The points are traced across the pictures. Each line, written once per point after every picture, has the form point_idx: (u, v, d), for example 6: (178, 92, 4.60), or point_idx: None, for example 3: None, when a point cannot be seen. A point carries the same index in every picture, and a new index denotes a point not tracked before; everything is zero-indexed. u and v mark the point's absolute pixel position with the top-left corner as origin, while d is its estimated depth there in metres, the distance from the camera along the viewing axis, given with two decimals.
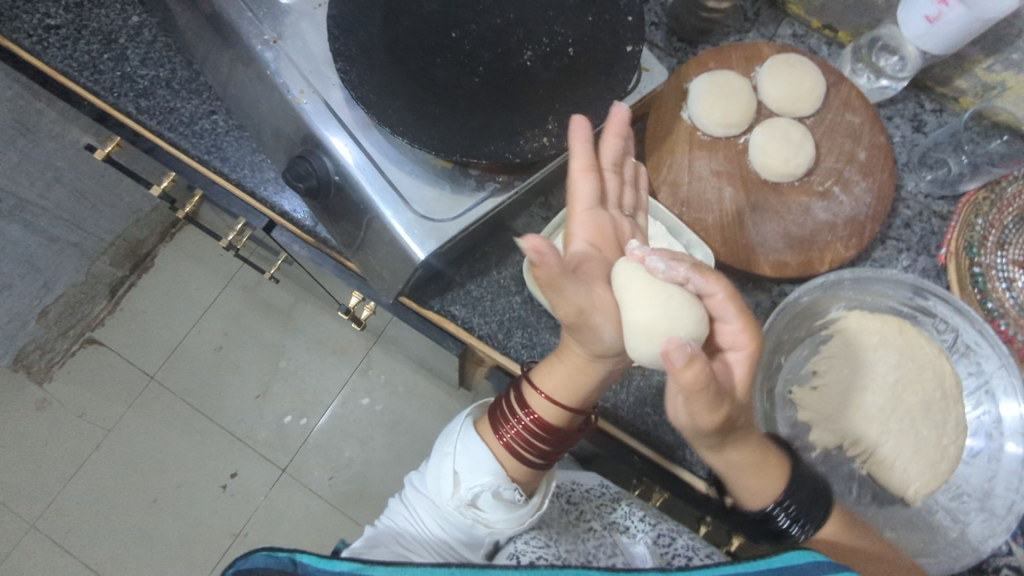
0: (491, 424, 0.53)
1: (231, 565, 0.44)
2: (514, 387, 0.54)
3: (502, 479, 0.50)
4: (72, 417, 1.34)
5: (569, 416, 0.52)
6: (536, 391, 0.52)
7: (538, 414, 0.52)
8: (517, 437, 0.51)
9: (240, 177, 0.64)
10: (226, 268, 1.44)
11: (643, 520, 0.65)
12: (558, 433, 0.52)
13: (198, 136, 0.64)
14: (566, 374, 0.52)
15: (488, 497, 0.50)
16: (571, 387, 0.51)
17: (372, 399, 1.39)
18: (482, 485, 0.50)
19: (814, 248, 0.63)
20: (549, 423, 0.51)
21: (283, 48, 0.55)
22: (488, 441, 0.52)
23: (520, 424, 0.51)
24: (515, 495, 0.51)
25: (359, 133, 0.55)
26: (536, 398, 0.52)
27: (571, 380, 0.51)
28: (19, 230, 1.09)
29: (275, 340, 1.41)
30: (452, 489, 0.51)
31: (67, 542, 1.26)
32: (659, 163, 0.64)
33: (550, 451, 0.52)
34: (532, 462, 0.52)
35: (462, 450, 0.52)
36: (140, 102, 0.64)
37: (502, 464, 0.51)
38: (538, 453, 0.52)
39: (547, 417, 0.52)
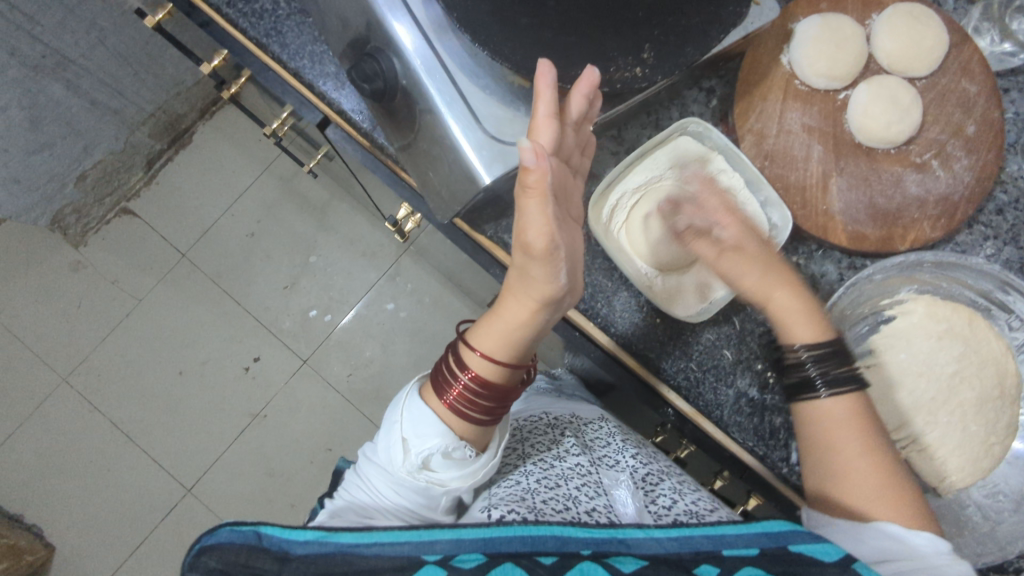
0: (434, 390, 0.53)
1: (195, 541, 0.41)
2: (451, 350, 0.54)
3: (450, 440, 0.50)
4: (104, 283, 1.36)
5: (507, 371, 0.53)
6: (472, 351, 0.53)
7: (476, 372, 0.52)
8: (462, 399, 0.52)
9: (298, 68, 0.60)
10: (264, 155, 1.40)
11: (633, 458, 0.64)
12: (499, 389, 0.52)
13: (257, 16, 0.59)
14: (508, 318, 0.53)
15: (438, 458, 0.50)
16: (510, 340, 0.53)
17: (396, 305, 1.40)
18: (430, 448, 0.50)
19: (897, 224, 0.58)
20: (488, 380, 0.52)
21: None
22: (432, 405, 0.52)
23: (461, 386, 0.52)
24: (464, 451, 0.51)
25: (432, 35, 0.50)
26: (473, 357, 0.53)
27: (506, 333, 0.53)
28: (61, 89, 1.06)
29: (307, 235, 1.40)
30: (402, 456, 0.50)
31: (96, 400, 1.32)
32: (747, 110, 0.59)
33: (496, 407, 0.53)
34: (479, 420, 0.52)
35: (405, 417, 0.51)
36: None
37: (449, 425, 0.51)
38: (483, 409, 0.52)
39: (487, 373, 0.53)
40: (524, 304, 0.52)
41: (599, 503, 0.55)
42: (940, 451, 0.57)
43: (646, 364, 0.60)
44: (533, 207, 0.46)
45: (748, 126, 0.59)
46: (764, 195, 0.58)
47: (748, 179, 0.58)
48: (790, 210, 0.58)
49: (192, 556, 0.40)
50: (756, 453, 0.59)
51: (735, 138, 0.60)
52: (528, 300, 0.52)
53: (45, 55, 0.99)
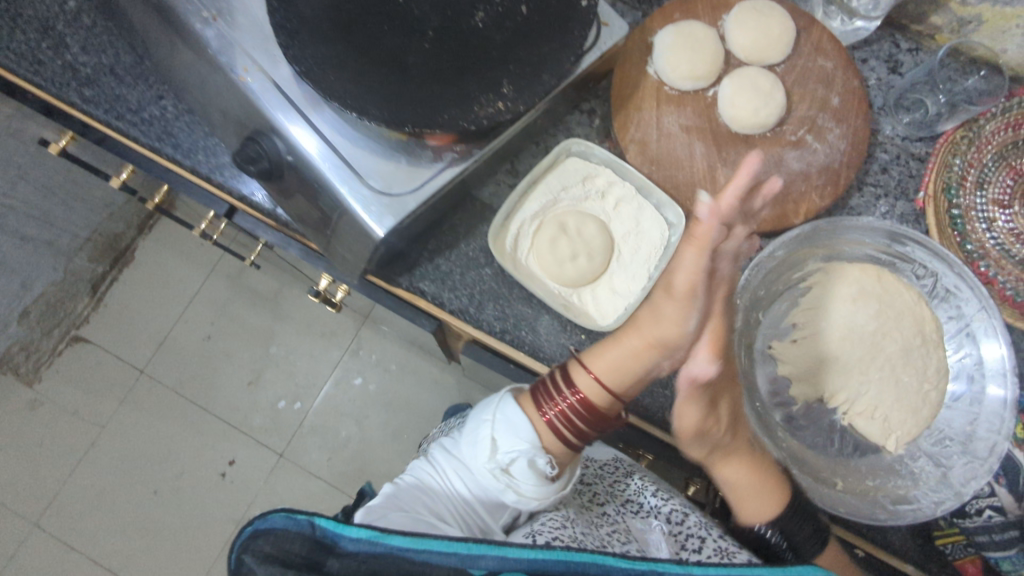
0: (535, 400, 0.55)
1: (247, 524, 0.45)
2: (560, 366, 0.57)
3: (538, 449, 0.52)
4: (65, 416, 1.33)
5: (610, 400, 0.55)
6: (583, 369, 0.55)
7: (583, 393, 0.54)
8: (560, 415, 0.54)
9: (194, 164, 0.61)
10: (208, 257, 1.41)
11: (654, 497, 0.66)
12: (600, 414, 0.54)
13: (148, 123, 0.61)
14: (625, 349, 0.56)
15: (522, 463, 0.52)
16: (622, 370, 0.56)
17: (365, 379, 1.39)
18: (518, 450, 0.52)
19: (788, 201, 0.61)
20: (592, 403, 0.54)
21: (224, 24, 0.52)
22: (532, 416, 0.54)
23: (565, 402, 0.54)
24: (548, 466, 0.53)
25: (308, 110, 0.52)
26: (582, 376, 0.55)
27: (622, 362, 0.56)
28: None
29: (263, 327, 1.40)
30: (488, 453, 0.53)
31: (72, 538, 1.28)
32: (625, 122, 0.62)
33: (587, 432, 0.55)
34: (571, 442, 0.54)
35: (501, 418, 0.54)
36: (84, 91, 0.61)
37: (540, 436, 0.54)
38: (576, 430, 0.54)
39: (593, 397, 0.54)
40: (641, 343, 0.55)
41: (631, 546, 0.58)
42: (881, 410, 0.57)
43: None
44: (691, 252, 0.52)
45: (629, 137, 0.62)
46: (656, 198, 0.60)
47: (638, 185, 0.60)
48: (685, 206, 0.61)
49: (246, 538, 0.43)
50: None
51: (621, 150, 0.63)
52: (646, 334, 0.55)
53: None
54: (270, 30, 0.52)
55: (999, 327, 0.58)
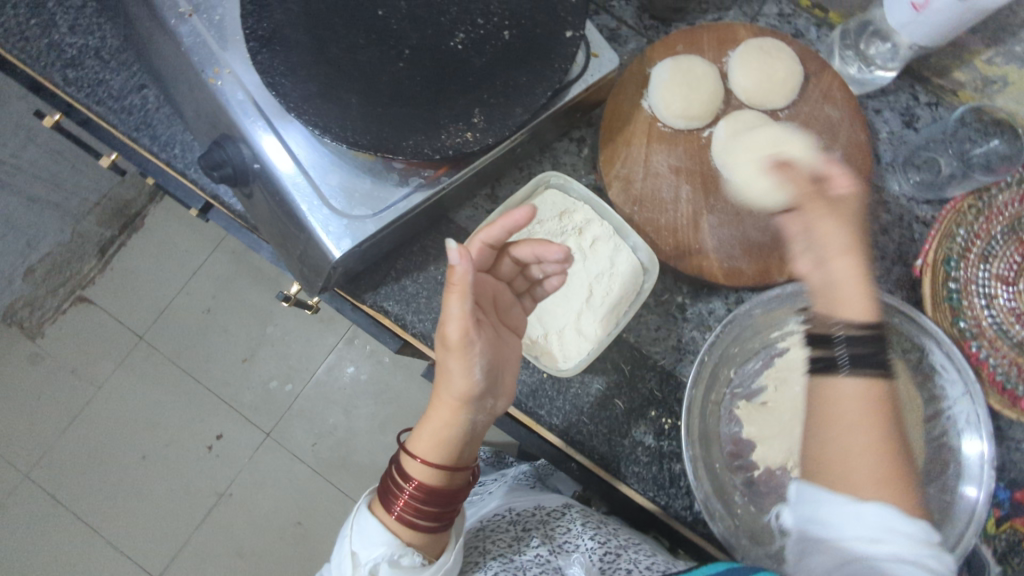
0: (381, 501, 0.50)
1: None
2: (393, 461, 0.52)
3: (397, 547, 0.47)
4: (63, 374, 1.36)
5: (448, 472, 0.51)
6: (411, 458, 0.51)
7: (418, 479, 0.50)
8: (408, 508, 0.49)
9: (170, 157, 0.61)
10: (215, 230, 1.42)
11: (591, 539, 0.57)
12: (444, 492, 0.50)
13: (127, 112, 0.61)
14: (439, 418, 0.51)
15: (386, 568, 0.46)
16: (445, 441, 0.51)
17: (357, 368, 1.39)
18: (376, 556, 0.46)
19: (773, 255, 0.58)
20: (432, 484, 0.50)
21: (201, 22, 0.51)
22: (380, 517, 0.49)
23: (405, 495, 0.49)
24: (412, 558, 0.47)
25: (276, 120, 0.51)
26: (413, 464, 0.51)
27: (441, 434, 0.51)
28: None
29: (263, 305, 1.41)
30: (349, 570, 0.47)
31: (59, 493, 1.31)
32: (612, 156, 0.59)
33: (442, 512, 0.50)
34: (427, 528, 0.49)
35: (354, 529, 0.49)
36: (69, 72, 0.61)
37: (396, 534, 0.48)
38: (428, 516, 0.49)
39: (431, 481, 0.50)
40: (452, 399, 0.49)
41: None
42: None
43: (538, 422, 0.58)
44: (452, 300, 0.46)
45: (614, 172, 0.59)
46: (633, 241, 0.58)
47: (616, 227, 0.58)
48: (661, 252, 0.58)
49: None
50: (659, 504, 0.57)
51: (604, 185, 0.60)
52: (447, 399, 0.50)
53: None
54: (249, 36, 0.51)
55: (982, 417, 0.54)
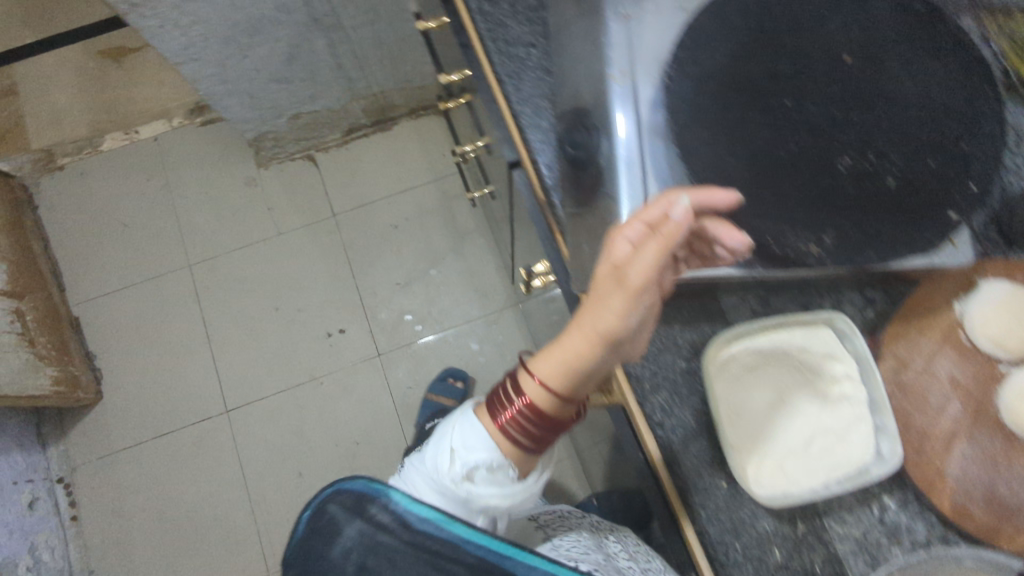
0: (489, 408, 0.54)
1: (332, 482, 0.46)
2: (510, 374, 0.53)
3: (496, 458, 0.53)
4: (262, 207, 1.50)
5: (561, 405, 0.51)
6: (530, 377, 0.51)
7: (529, 399, 0.51)
8: (511, 423, 0.52)
9: (519, 111, 0.66)
10: (441, 168, 1.53)
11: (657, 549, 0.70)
12: (550, 420, 0.51)
13: (508, 58, 0.67)
14: (568, 347, 0.48)
15: (482, 471, 0.53)
16: (568, 373, 0.49)
17: (480, 348, 1.42)
18: (476, 460, 0.53)
19: (1014, 524, 0.51)
20: (542, 409, 0.51)
21: (629, 24, 0.55)
22: (485, 423, 0.54)
23: (514, 408, 0.52)
24: (507, 472, 0.53)
25: (644, 134, 0.53)
26: (530, 384, 0.51)
27: (566, 363, 0.49)
28: (322, 45, 1.20)
29: (439, 250, 1.48)
30: (447, 465, 0.53)
31: (201, 295, 1.44)
32: (896, 335, 0.57)
33: (541, 437, 0.52)
34: (524, 445, 0.53)
35: (461, 429, 0.54)
36: (484, 6, 0.69)
37: (496, 443, 0.53)
38: (530, 435, 0.52)
39: (541, 404, 0.51)
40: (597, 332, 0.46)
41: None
42: None
43: (691, 518, 0.58)
44: (651, 249, 0.42)
45: (891, 349, 0.57)
46: (884, 422, 0.54)
47: (874, 401, 0.54)
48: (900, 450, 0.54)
49: (328, 492, 0.46)
50: None
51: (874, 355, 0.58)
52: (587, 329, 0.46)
53: (326, 16, 1.13)
54: (668, 51, 0.54)
55: None
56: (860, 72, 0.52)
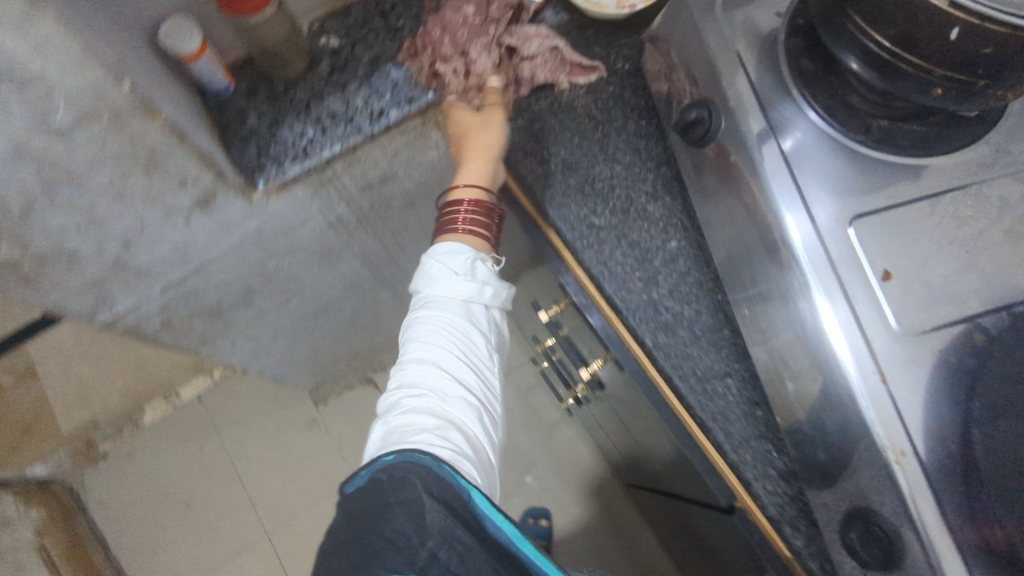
0: (444, 232, 0.71)
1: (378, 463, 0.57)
2: (444, 210, 0.72)
3: (482, 257, 0.69)
4: (330, 446, 1.40)
5: (491, 191, 0.71)
6: (464, 186, 0.69)
7: (469, 200, 0.69)
8: (467, 219, 0.70)
9: (737, 460, 0.59)
10: (509, 360, 1.45)
11: None
12: (486, 202, 0.70)
13: (707, 396, 0.60)
14: (479, 153, 0.68)
15: (481, 269, 0.69)
16: (492, 157, 0.69)
17: (598, 551, 1.34)
18: (475, 260, 0.68)
19: None
20: (482, 198, 0.70)
21: (891, 386, 0.49)
22: (452, 238, 0.70)
23: (462, 212, 0.69)
24: (484, 263, 0.69)
25: (952, 516, 0.47)
26: (464, 190, 0.70)
27: (488, 158, 0.68)
28: (386, 297, 1.12)
29: (528, 450, 1.40)
30: (461, 296, 0.68)
31: (289, 565, 1.33)
32: None
33: (490, 221, 0.71)
34: (484, 235, 0.71)
35: (440, 260, 0.68)
36: (660, 336, 0.61)
37: (468, 243, 0.70)
38: (484, 222, 0.71)
39: (481, 197, 0.70)
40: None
41: None
42: None
43: None
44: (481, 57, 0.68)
45: None
46: None
47: None
48: None
49: (387, 463, 0.56)
50: None
51: None
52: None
53: (392, 275, 1.05)
54: (941, 413, 0.49)
55: None
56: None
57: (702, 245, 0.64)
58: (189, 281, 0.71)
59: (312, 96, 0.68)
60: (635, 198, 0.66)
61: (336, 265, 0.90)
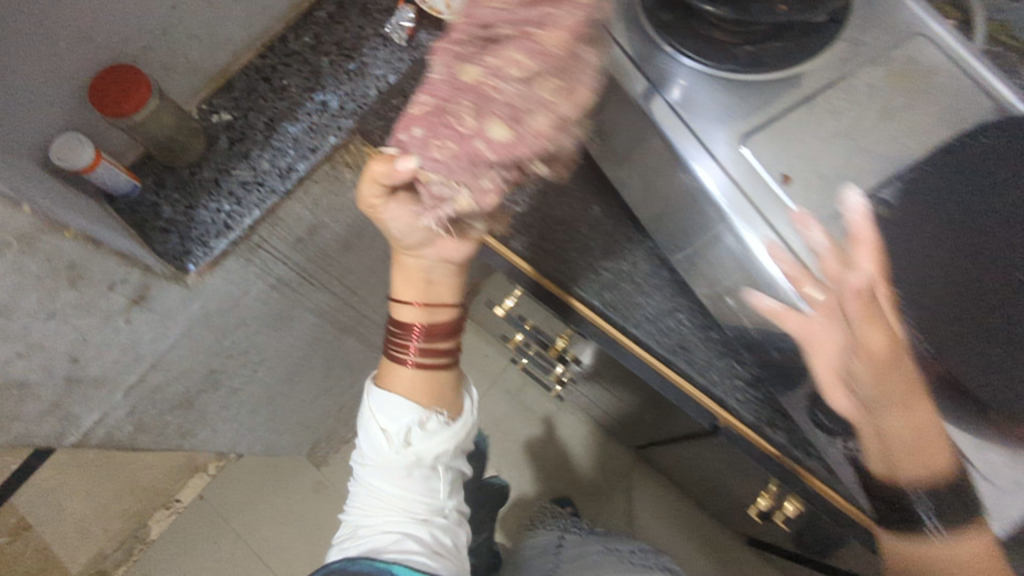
0: (397, 364, 0.67)
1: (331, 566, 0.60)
2: (386, 352, 0.69)
3: (423, 412, 0.64)
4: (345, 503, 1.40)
5: (434, 322, 0.68)
6: (408, 305, 0.67)
7: (415, 323, 0.68)
8: (418, 354, 0.67)
9: (709, 384, 0.63)
10: (492, 369, 1.45)
11: None
12: (445, 327, 0.69)
13: (666, 335, 0.64)
14: (407, 273, 0.68)
15: (418, 428, 0.64)
16: (427, 288, 0.68)
17: (629, 522, 1.36)
18: (406, 422, 0.64)
19: None
20: (430, 326, 0.68)
21: (837, 297, 0.50)
22: (395, 390, 0.66)
23: (413, 348, 0.67)
24: (433, 419, 0.65)
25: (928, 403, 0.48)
26: (408, 310, 0.68)
27: (423, 285, 0.68)
28: (354, 342, 1.13)
29: (535, 449, 1.41)
30: (403, 444, 0.64)
31: None
32: None
33: (444, 344, 0.69)
34: (441, 364, 0.68)
35: (377, 407, 0.65)
36: (606, 295, 0.65)
37: (415, 389, 0.66)
38: (437, 337, 0.68)
39: (423, 322, 0.68)
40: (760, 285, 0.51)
41: None
42: None
43: None
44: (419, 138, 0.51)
45: None
46: None
47: None
48: None
49: (342, 568, 0.59)
50: None
51: None
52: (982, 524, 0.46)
53: (352, 319, 1.06)
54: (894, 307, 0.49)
55: None
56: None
57: (621, 203, 0.67)
58: (151, 379, 0.73)
59: (219, 172, 0.71)
60: (549, 177, 0.69)
61: (293, 325, 0.91)
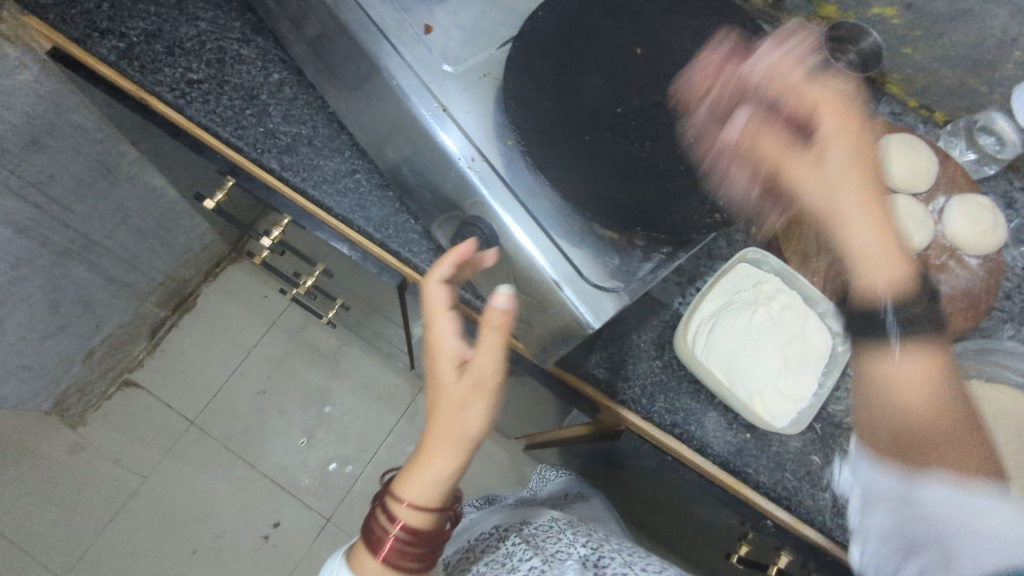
0: (369, 550, 0.50)
1: None
2: (378, 506, 0.50)
3: None
4: (106, 464, 1.27)
5: (436, 517, 0.49)
6: (401, 501, 0.49)
7: (405, 522, 0.49)
8: (394, 554, 0.49)
9: (385, 238, 0.64)
10: (271, 310, 1.41)
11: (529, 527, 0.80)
12: (428, 535, 0.49)
13: (342, 194, 0.65)
14: (437, 455, 0.48)
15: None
16: (434, 482, 0.49)
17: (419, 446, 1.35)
18: None
19: None
20: (418, 529, 0.49)
21: (452, 115, 0.57)
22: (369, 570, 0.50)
23: (392, 538, 0.49)
24: None
25: (526, 200, 0.57)
26: (400, 506, 0.49)
27: (426, 477, 0.48)
28: (83, 271, 1.04)
29: (319, 385, 1.38)
30: None
31: None
32: (788, 235, 0.68)
33: (426, 554, 0.50)
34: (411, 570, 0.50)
35: None
36: (284, 159, 0.65)
37: None
38: (415, 556, 0.50)
39: (420, 523, 0.49)
40: (448, 311, 0.51)
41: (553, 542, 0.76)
42: None
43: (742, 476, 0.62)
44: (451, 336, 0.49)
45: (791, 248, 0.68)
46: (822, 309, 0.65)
47: (805, 297, 0.65)
48: None
49: None
50: None
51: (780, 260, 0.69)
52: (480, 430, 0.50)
53: (73, 241, 0.98)
54: (497, 125, 0.58)
55: None
56: (653, 51, 0.60)
57: (300, 71, 0.69)
58: None
59: None
60: (226, 47, 0.68)
61: None
